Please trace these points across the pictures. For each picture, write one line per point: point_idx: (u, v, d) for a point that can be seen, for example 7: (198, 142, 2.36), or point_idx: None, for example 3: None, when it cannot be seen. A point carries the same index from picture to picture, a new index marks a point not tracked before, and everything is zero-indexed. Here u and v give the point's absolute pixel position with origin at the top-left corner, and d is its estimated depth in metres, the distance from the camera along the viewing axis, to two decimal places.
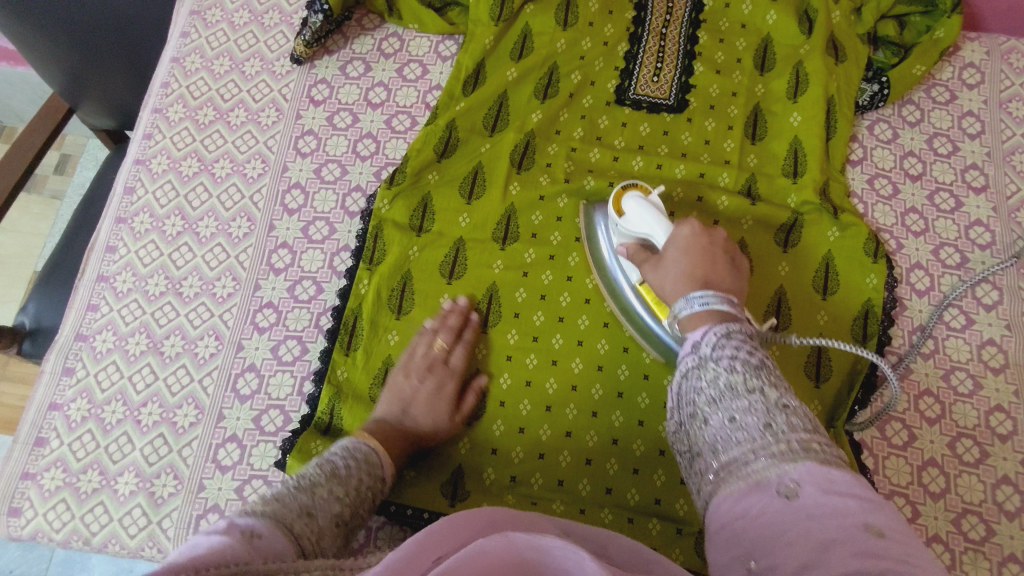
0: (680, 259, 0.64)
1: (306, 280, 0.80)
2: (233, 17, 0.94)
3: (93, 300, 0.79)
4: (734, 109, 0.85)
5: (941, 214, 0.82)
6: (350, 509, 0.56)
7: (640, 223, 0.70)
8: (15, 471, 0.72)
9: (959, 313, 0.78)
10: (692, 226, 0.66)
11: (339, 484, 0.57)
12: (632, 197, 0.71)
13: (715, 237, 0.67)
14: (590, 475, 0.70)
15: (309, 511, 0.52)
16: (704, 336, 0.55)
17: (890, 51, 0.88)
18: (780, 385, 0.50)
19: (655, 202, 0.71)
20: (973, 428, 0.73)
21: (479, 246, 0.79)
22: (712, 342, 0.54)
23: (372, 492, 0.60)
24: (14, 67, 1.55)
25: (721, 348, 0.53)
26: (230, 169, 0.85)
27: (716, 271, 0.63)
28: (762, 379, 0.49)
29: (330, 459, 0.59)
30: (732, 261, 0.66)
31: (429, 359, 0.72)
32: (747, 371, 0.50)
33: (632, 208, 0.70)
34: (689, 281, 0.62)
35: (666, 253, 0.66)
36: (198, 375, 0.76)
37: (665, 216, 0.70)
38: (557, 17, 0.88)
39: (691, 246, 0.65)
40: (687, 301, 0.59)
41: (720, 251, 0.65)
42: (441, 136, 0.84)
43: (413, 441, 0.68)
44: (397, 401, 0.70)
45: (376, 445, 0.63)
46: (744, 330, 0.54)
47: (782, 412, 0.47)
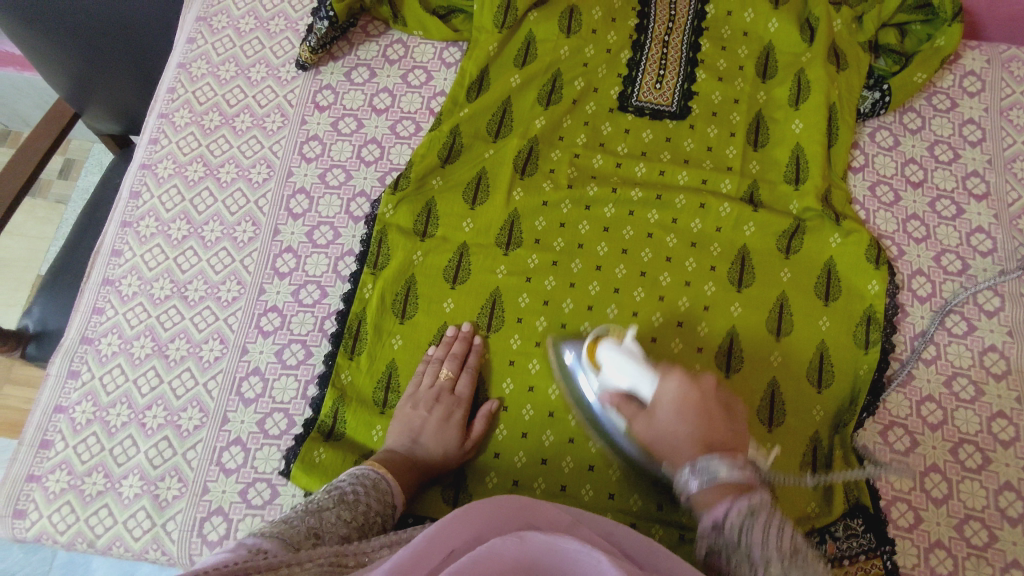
0: (677, 422, 0.57)
1: (310, 284, 0.80)
2: (239, 24, 0.94)
3: (98, 303, 0.80)
4: (737, 116, 0.86)
5: (943, 221, 0.83)
6: (357, 532, 0.56)
7: (621, 376, 0.64)
8: (20, 474, 0.73)
9: (961, 320, 0.78)
10: (680, 379, 0.60)
11: (346, 509, 0.57)
12: (605, 346, 0.66)
13: (706, 387, 0.60)
14: (593, 480, 0.70)
15: (316, 533, 0.52)
16: (725, 513, 0.48)
17: (892, 59, 0.89)
18: (814, 561, 0.46)
19: (631, 347, 0.65)
20: (976, 434, 0.73)
21: (482, 251, 0.80)
22: (737, 525, 0.47)
23: (382, 519, 0.60)
24: (21, 72, 1.56)
25: (749, 534, 0.47)
26: (236, 173, 0.86)
27: (715, 431, 0.56)
28: (802, 572, 0.45)
29: (338, 487, 0.60)
30: (728, 413, 0.59)
31: (436, 389, 0.72)
32: (784, 565, 0.45)
33: (608, 359, 0.65)
34: (692, 445, 0.55)
35: (656, 412, 0.60)
36: (203, 378, 0.76)
37: (646, 363, 0.64)
38: (561, 25, 0.89)
39: (683, 403, 0.58)
40: (694, 470, 0.52)
41: (716, 404, 0.59)
42: (445, 142, 0.84)
43: (424, 470, 0.68)
44: (406, 432, 0.70)
45: (386, 473, 0.64)
46: (765, 502, 0.48)
47: None
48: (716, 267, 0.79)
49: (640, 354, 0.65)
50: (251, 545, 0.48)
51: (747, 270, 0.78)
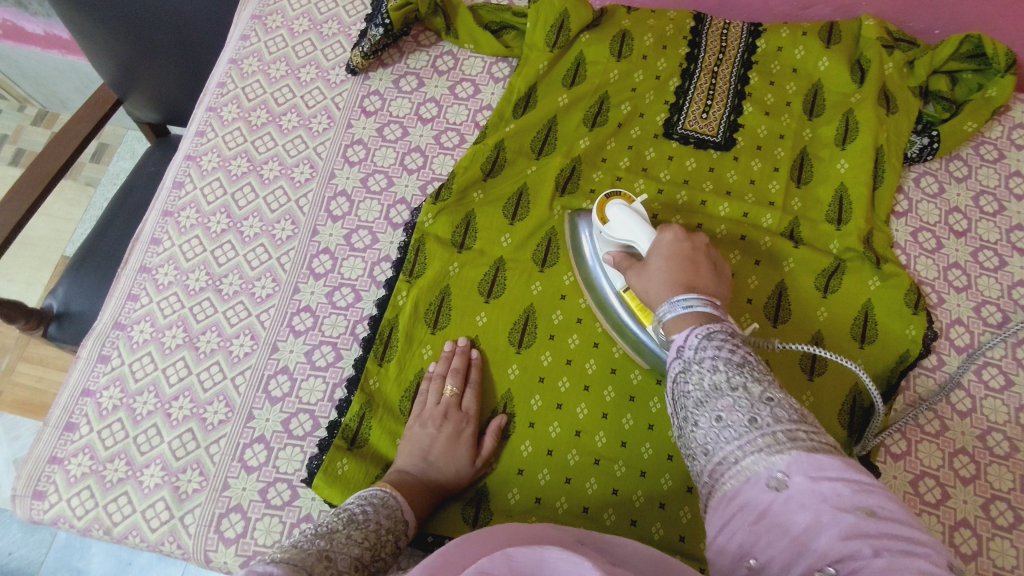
0: (664, 267, 0.61)
1: (345, 287, 0.80)
2: (293, 24, 0.95)
3: (134, 290, 0.80)
4: (782, 151, 0.86)
5: (984, 272, 0.82)
6: (369, 553, 0.55)
7: (624, 230, 0.67)
8: (43, 454, 0.73)
9: (998, 373, 0.77)
10: (675, 233, 0.63)
11: (357, 529, 0.56)
12: (615, 205, 0.69)
13: (699, 243, 0.64)
14: (616, 506, 0.69)
15: (327, 556, 0.50)
16: (689, 339, 0.51)
17: (941, 106, 0.88)
18: (764, 376, 0.47)
19: (638, 207, 0.69)
20: (1008, 491, 0.71)
21: (519, 267, 0.79)
22: (695, 345, 0.50)
23: (394, 536, 0.59)
24: (65, 56, 1.60)
25: (704, 350, 0.49)
26: (279, 172, 0.86)
27: (699, 275, 0.60)
28: (746, 375, 0.46)
29: (347, 508, 0.59)
30: (715, 268, 0.63)
31: (443, 406, 0.71)
32: (730, 369, 0.47)
33: (616, 215, 0.68)
34: (674, 286, 0.58)
35: (649, 259, 0.63)
36: (232, 372, 0.76)
37: (648, 222, 0.67)
38: (612, 48, 0.89)
39: (675, 251, 0.62)
40: (670, 304, 0.56)
41: (704, 258, 0.62)
42: (489, 155, 0.84)
43: (435, 491, 0.67)
44: (415, 452, 0.69)
45: (402, 497, 0.63)
46: (724, 329, 0.51)
47: (767, 405, 0.44)
48: (752, 299, 0.78)
49: (645, 216, 0.68)
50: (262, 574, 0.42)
51: (783, 306, 0.78)
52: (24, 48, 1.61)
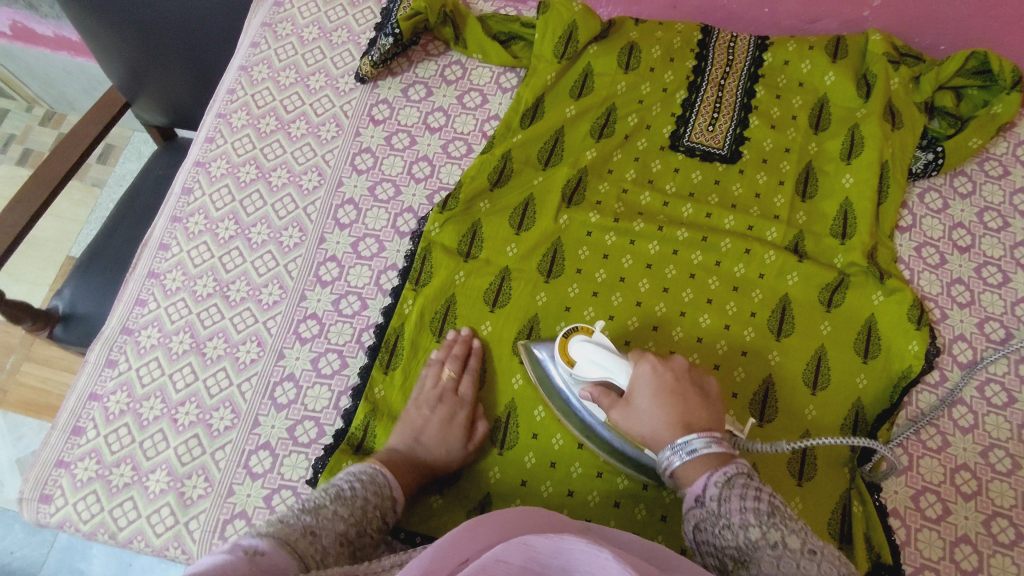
0: (654, 406, 0.60)
1: (351, 295, 0.81)
2: (303, 32, 0.96)
3: (142, 295, 0.81)
4: (787, 165, 0.86)
5: (988, 288, 0.82)
6: (353, 529, 0.57)
7: (596, 369, 0.64)
8: (50, 458, 0.73)
9: (1001, 390, 0.77)
10: (654, 364, 0.62)
11: (344, 505, 0.58)
12: (577, 341, 0.66)
13: (678, 368, 0.63)
14: (619, 517, 0.70)
15: (312, 531, 0.54)
16: (707, 487, 0.54)
17: (946, 121, 0.89)
18: (796, 526, 0.50)
19: (601, 339, 0.66)
20: (1010, 508, 0.72)
21: (525, 278, 0.80)
22: (716, 493, 0.53)
23: (380, 512, 0.61)
24: (74, 57, 1.60)
25: (727, 502, 0.52)
26: (287, 179, 0.87)
27: (691, 411, 0.59)
28: (780, 529, 0.49)
29: (336, 484, 0.60)
30: (701, 390, 0.62)
31: (439, 389, 0.72)
32: (763, 523, 0.50)
33: (581, 353, 0.65)
34: (671, 427, 0.58)
35: (634, 398, 0.61)
36: (238, 379, 0.76)
37: (619, 354, 0.65)
38: (620, 61, 0.90)
39: (660, 388, 0.61)
40: (672, 450, 0.57)
41: (689, 386, 0.62)
42: (496, 165, 0.85)
43: (424, 470, 0.69)
44: (409, 431, 0.71)
45: (390, 475, 0.64)
46: (738, 469, 0.54)
47: (811, 559, 0.47)
48: (756, 314, 0.78)
49: (612, 348, 0.66)
50: (248, 546, 0.49)
51: (786, 320, 0.78)
52: (34, 49, 1.62)
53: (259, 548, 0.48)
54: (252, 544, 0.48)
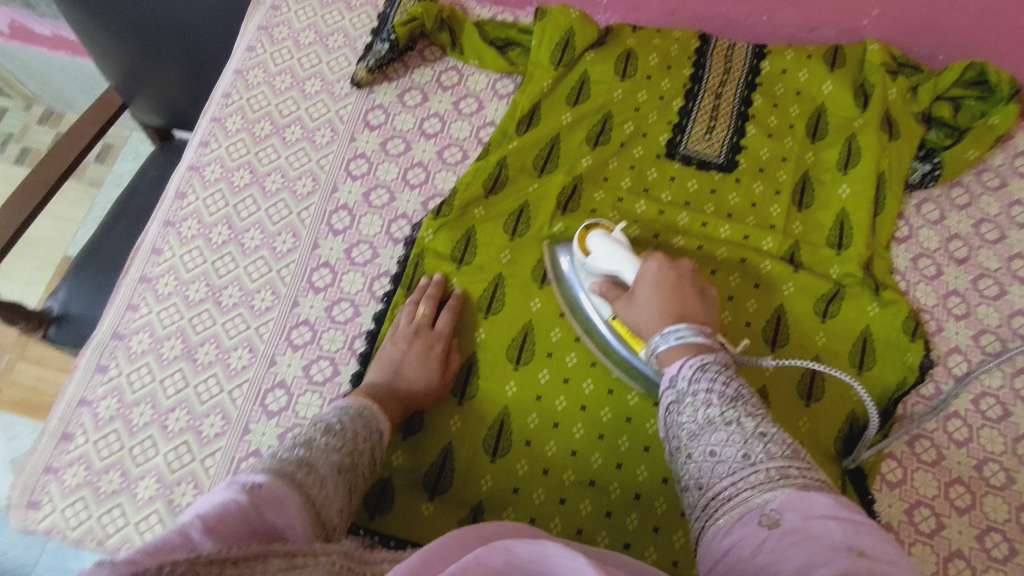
0: (651, 297, 0.65)
1: (344, 301, 0.80)
2: (300, 36, 0.96)
3: (133, 300, 0.80)
4: (783, 174, 0.86)
5: (984, 300, 0.82)
6: (348, 459, 0.57)
7: (607, 260, 0.71)
8: (39, 464, 0.73)
9: (996, 404, 0.77)
10: (659, 260, 0.68)
11: (335, 437, 0.58)
12: (595, 235, 0.73)
13: (683, 269, 0.68)
14: (610, 528, 0.69)
15: (308, 463, 0.53)
16: (680, 370, 0.54)
17: (943, 132, 0.88)
18: (756, 412, 0.50)
19: (619, 237, 0.73)
20: (1003, 523, 0.71)
21: (518, 284, 0.79)
22: (688, 375, 0.53)
23: (370, 444, 0.61)
24: (71, 57, 1.60)
25: (697, 382, 0.52)
26: (281, 184, 0.86)
27: (687, 302, 0.64)
28: (739, 411, 0.49)
29: (324, 419, 0.60)
30: (702, 293, 0.67)
31: (415, 325, 0.74)
32: (723, 404, 0.50)
33: (597, 245, 0.72)
34: (663, 315, 0.63)
35: (637, 289, 0.67)
36: (229, 386, 0.76)
37: (630, 251, 0.71)
38: (617, 67, 0.90)
39: (661, 280, 0.66)
40: (663, 335, 0.60)
41: (689, 285, 0.66)
42: (491, 172, 0.84)
43: (405, 400, 0.70)
44: (386, 365, 0.71)
45: (375, 409, 0.64)
46: (717, 358, 0.54)
47: (761, 441, 0.47)
48: (751, 323, 0.78)
49: (626, 244, 0.72)
50: (245, 482, 0.49)
51: (781, 330, 0.78)
52: (32, 48, 1.61)
53: (256, 479, 0.49)
54: (250, 478, 0.49)
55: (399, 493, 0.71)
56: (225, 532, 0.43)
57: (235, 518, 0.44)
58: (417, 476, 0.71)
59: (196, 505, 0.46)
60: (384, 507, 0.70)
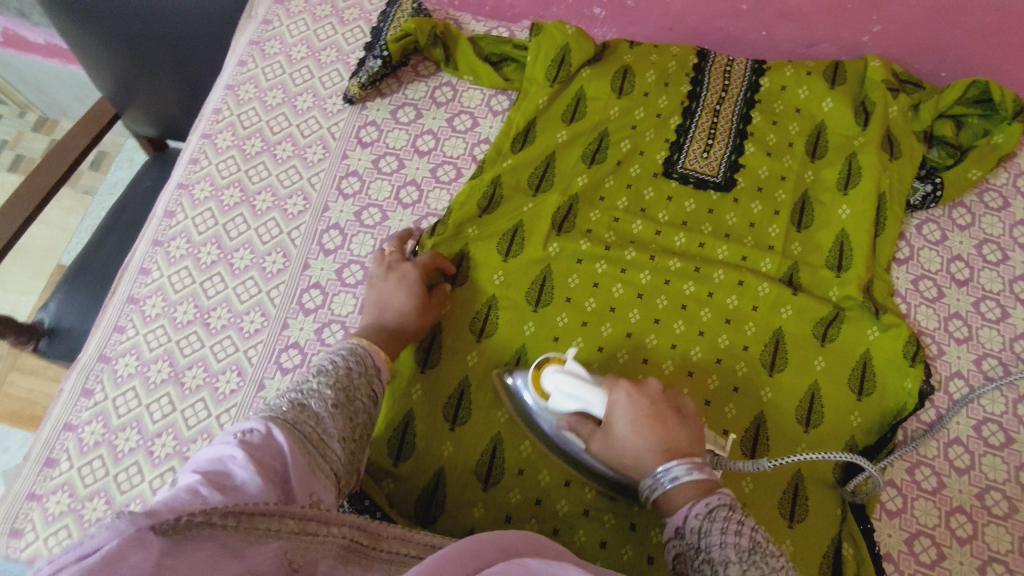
0: (631, 440, 0.58)
1: (334, 323, 0.78)
2: (292, 51, 0.94)
3: (120, 321, 0.79)
4: (782, 194, 0.84)
5: (986, 323, 0.80)
6: (343, 393, 0.56)
7: (570, 401, 0.62)
8: (22, 491, 0.71)
9: (998, 430, 0.75)
10: (627, 391, 0.59)
11: (328, 377, 0.57)
12: (550, 373, 0.64)
13: (651, 391, 0.60)
14: (604, 559, 0.67)
15: (301, 404, 0.53)
16: (686, 516, 0.53)
17: (946, 151, 0.86)
18: (778, 562, 0.48)
19: (575, 367, 0.63)
20: (1006, 553, 0.70)
21: (512, 306, 0.78)
22: (697, 523, 0.52)
23: (366, 378, 0.60)
24: (66, 65, 1.59)
25: (709, 537, 0.50)
26: (272, 203, 0.85)
27: (672, 436, 0.58)
28: (761, 568, 0.47)
29: (316, 362, 0.59)
30: (679, 411, 0.60)
31: (387, 263, 0.76)
32: (743, 560, 0.47)
33: (556, 384, 0.63)
34: (652, 456, 0.57)
35: (613, 430, 0.59)
36: (216, 410, 0.74)
37: (592, 382, 0.63)
38: (613, 84, 0.88)
39: (638, 416, 0.58)
40: (655, 477, 0.56)
41: (666, 408, 0.60)
42: (485, 191, 0.83)
43: (401, 324, 0.71)
44: (372, 306, 0.73)
45: (369, 345, 0.64)
46: (722, 499, 0.53)
47: None
48: (749, 347, 0.77)
49: (584, 374, 0.63)
50: (243, 428, 0.48)
51: (780, 355, 0.76)
52: (26, 56, 1.60)
53: (252, 428, 0.48)
54: (244, 427, 0.48)
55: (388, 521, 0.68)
56: (238, 487, 0.42)
57: (246, 472, 0.43)
58: (407, 504, 0.69)
59: (196, 459, 0.45)
60: None
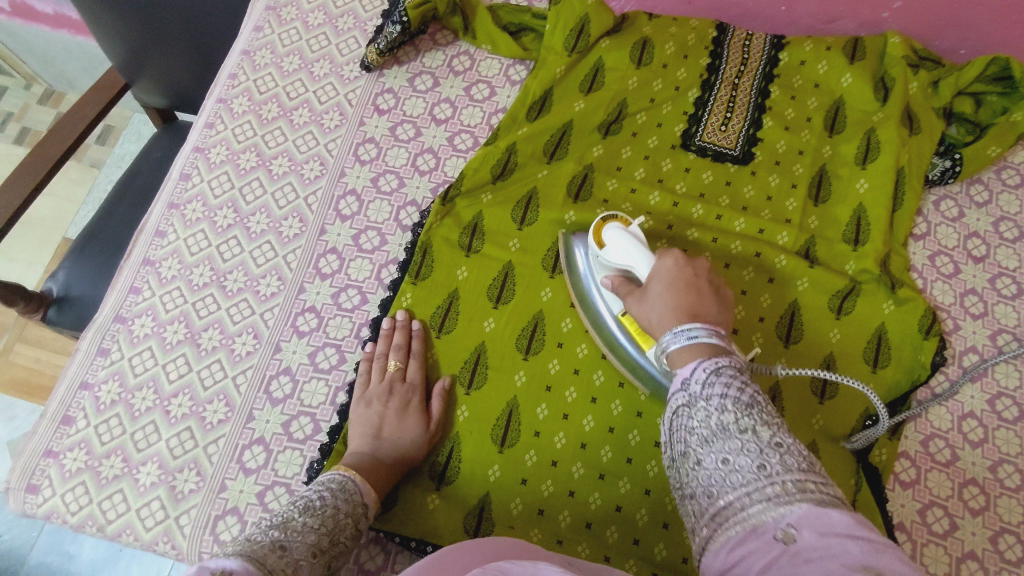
0: (666, 294, 0.59)
1: (351, 288, 0.79)
2: (308, 18, 0.94)
3: (136, 283, 0.79)
4: (800, 167, 0.84)
5: (1002, 299, 0.80)
6: (327, 537, 0.55)
7: (622, 254, 0.66)
8: (39, 448, 0.71)
9: (1012, 404, 0.76)
10: (675, 258, 0.61)
11: (314, 516, 0.55)
12: (611, 228, 0.67)
13: (700, 268, 0.61)
14: (619, 523, 0.67)
15: (282, 545, 0.51)
16: (693, 372, 0.50)
17: (964, 128, 0.87)
18: (774, 421, 0.45)
19: (635, 232, 0.67)
20: (1018, 524, 0.70)
21: (529, 273, 0.78)
22: (700, 379, 0.49)
23: (353, 519, 0.59)
24: (74, 35, 1.58)
25: (711, 386, 0.48)
26: (288, 167, 0.85)
27: (703, 305, 0.57)
28: (755, 418, 0.44)
29: (303, 496, 0.58)
30: (718, 294, 0.60)
31: (387, 381, 0.71)
32: (738, 410, 0.45)
33: (614, 239, 0.67)
34: (676, 315, 0.56)
35: (649, 286, 0.61)
36: (233, 371, 0.74)
37: (648, 248, 0.66)
38: (632, 55, 0.88)
39: (676, 279, 0.60)
40: (674, 334, 0.54)
41: (705, 284, 0.60)
42: (499, 158, 0.83)
43: (392, 464, 0.66)
44: (366, 431, 0.67)
45: (355, 476, 0.62)
46: (732, 362, 0.50)
47: (777, 451, 0.42)
48: (765, 318, 0.77)
49: (643, 240, 0.67)
50: (217, 567, 0.44)
51: (795, 326, 0.76)
52: (35, 26, 1.58)
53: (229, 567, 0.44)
54: (222, 564, 0.44)
55: (406, 486, 0.69)
56: None
57: None
58: (423, 467, 0.70)
59: None
60: (390, 505, 0.68)
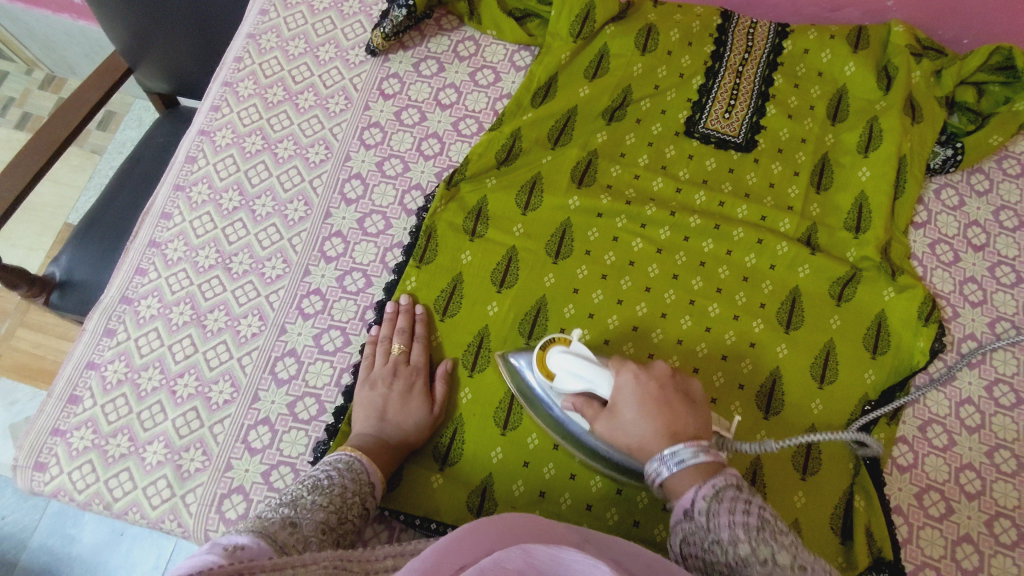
0: (639, 417, 0.56)
1: (356, 271, 0.79)
2: (313, 2, 0.94)
3: (142, 264, 0.80)
4: (802, 155, 0.84)
5: (1001, 288, 0.81)
6: (335, 516, 0.56)
7: (576, 380, 0.61)
8: (46, 426, 0.72)
9: (1009, 390, 0.76)
10: (635, 372, 0.59)
11: (322, 495, 0.57)
12: (555, 353, 0.63)
13: (659, 374, 0.59)
14: (620, 504, 0.68)
15: (292, 522, 0.52)
16: (693, 499, 0.51)
17: (966, 117, 0.87)
18: (786, 542, 0.47)
19: (580, 349, 0.63)
20: (1012, 508, 0.71)
21: (533, 257, 0.78)
22: (704, 507, 0.50)
23: (360, 498, 0.60)
24: (76, 20, 1.57)
25: (716, 515, 0.49)
26: (294, 151, 0.85)
27: (678, 420, 0.56)
28: (771, 545, 0.46)
29: (311, 476, 0.59)
30: (686, 395, 0.59)
31: (392, 364, 0.71)
32: (752, 537, 0.47)
33: (560, 364, 0.62)
34: (659, 438, 0.55)
35: (619, 411, 0.58)
36: (238, 352, 0.75)
37: (599, 362, 0.62)
38: (637, 42, 0.88)
39: (644, 397, 0.57)
40: (661, 460, 0.54)
41: (672, 392, 0.58)
42: (504, 144, 0.83)
43: (395, 447, 0.67)
44: (371, 413, 0.68)
45: (363, 458, 0.63)
46: (727, 480, 0.51)
47: (802, 574, 0.44)
48: (765, 305, 0.77)
49: (590, 355, 0.63)
50: (229, 542, 0.47)
51: (796, 312, 0.77)
52: (36, 11, 1.57)
53: (242, 542, 0.46)
54: (233, 540, 0.47)
55: (410, 465, 0.70)
56: None
57: None
58: (427, 447, 0.71)
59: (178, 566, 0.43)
60: (394, 484, 0.69)
